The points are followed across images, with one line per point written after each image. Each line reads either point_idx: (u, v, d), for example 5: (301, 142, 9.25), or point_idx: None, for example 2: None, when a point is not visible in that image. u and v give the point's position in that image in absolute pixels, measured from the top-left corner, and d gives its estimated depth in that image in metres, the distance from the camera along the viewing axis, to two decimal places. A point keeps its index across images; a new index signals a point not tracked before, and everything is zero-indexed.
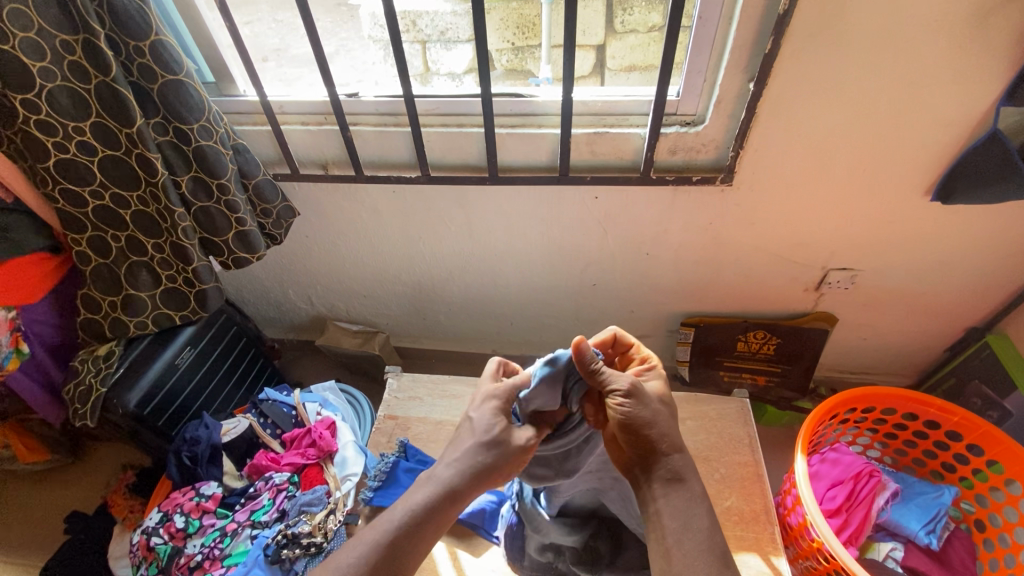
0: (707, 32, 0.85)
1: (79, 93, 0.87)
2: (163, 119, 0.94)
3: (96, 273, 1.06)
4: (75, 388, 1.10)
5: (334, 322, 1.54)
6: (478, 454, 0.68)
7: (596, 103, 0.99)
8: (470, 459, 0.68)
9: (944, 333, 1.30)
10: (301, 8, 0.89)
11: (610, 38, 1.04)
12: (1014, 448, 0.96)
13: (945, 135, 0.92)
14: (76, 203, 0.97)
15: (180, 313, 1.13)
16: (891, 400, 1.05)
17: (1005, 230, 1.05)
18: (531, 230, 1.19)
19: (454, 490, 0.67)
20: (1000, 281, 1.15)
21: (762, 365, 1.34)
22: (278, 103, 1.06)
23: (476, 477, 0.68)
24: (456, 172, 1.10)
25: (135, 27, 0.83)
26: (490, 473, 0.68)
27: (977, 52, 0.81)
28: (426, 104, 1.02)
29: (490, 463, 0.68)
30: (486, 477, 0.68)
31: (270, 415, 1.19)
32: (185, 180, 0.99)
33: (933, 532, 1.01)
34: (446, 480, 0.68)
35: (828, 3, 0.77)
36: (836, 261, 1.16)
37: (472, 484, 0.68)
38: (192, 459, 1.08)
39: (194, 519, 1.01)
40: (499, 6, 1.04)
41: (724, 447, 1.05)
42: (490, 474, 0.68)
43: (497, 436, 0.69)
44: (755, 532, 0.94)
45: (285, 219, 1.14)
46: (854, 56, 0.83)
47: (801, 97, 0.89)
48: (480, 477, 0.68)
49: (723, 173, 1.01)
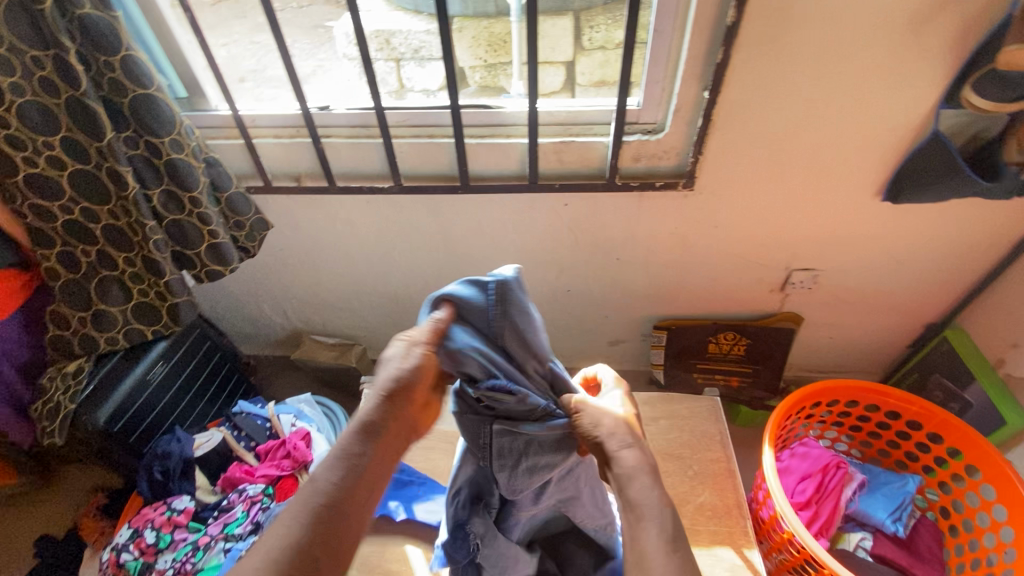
0: (663, 44, 0.90)
1: (48, 107, 0.88)
2: (134, 133, 0.95)
3: (65, 289, 1.05)
4: (43, 405, 1.08)
5: (310, 336, 1.54)
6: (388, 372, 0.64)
7: (560, 114, 1.03)
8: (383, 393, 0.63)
9: (905, 329, 1.35)
10: (272, 25, 0.91)
11: (579, 54, 1.08)
12: (970, 434, 1.00)
13: (890, 138, 0.97)
14: (46, 218, 0.97)
15: (152, 328, 1.13)
16: (853, 392, 1.09)
17: (953, 227, 1.11)
18: (504, 238, 1.22)
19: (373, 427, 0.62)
20: (952, 277, 1.21)
21: (733, 365, 1.38)
22: (249, 117, 1.08)
23: (391, 406, 0.63)
24: (428, 181, 1.13)
25: (106, 43, 0.84)
26: (406, 385, 0.63)
27: (912, 59, 0.86)
28: (397, 116, 1.05)
29: (402, 385, 0.63)
30: (406, 400, 0.64)
31: (243, 427, 1.18)
32: (157, 193, 1.00)
33: (899, 519, 1.05)
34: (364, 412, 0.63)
35: (771, 16, 0.83)
36: (798, 261, 1.21)
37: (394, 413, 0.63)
38: (164, 474, 1.07)
39: (166, 534, 1.00)
40: (471, 25, 1.08)
41: (696, 445, 1.07)
42: (408, 399, 0.64)
43: (412, 362, 0.63)
44: (728, 526, 0.96)
45: (258, 231, 1.15)
46: (798, 64, 0.88)
47: (753, 104, 0.94)
48: (397, 402, 0.63)
49: (684, 178, 1.05)
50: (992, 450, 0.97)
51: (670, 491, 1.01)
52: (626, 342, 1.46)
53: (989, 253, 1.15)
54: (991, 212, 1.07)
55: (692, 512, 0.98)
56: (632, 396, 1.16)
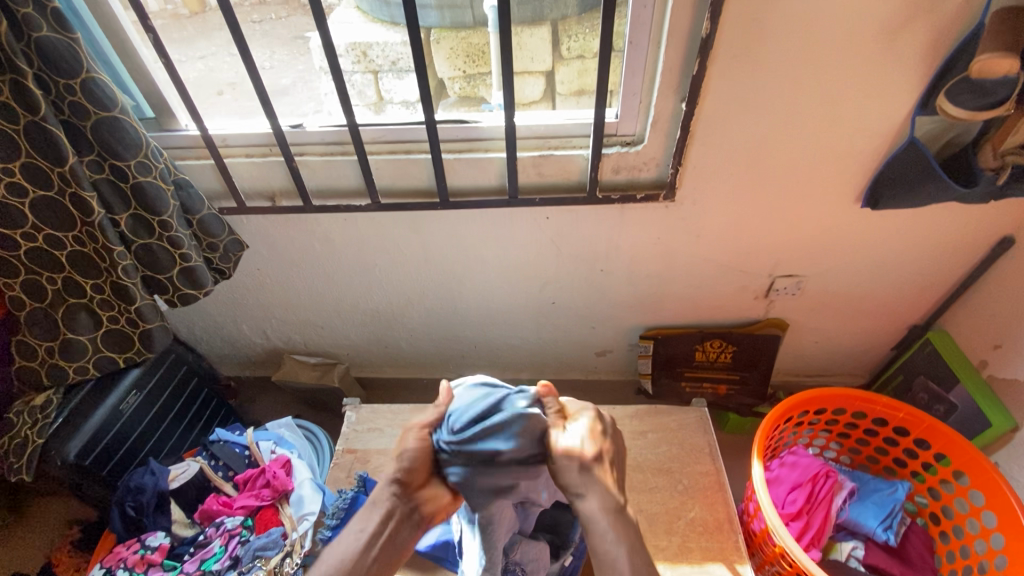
0: (639, 56, 0.89)
1: (7, 133, 0.85)
2: (98, 156, 0.91)
3: (31, 318, 1.01)
4: (8, 441, 1.03)
5: (291, 355, 1.51)
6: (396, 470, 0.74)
7: (540, 127, 1.01)
8: (388, 475, 0.75)
9: (889, 333, 1.35)
10: (238, 43, 0.89)
11: (557, 64, 1.07)
12: (958, 440, 1.00)
13: (868, 145, 0.97)
14: (8, 246, 0.93)
15: (124, 355, 1.09)
16: (840, 400, 1.09)
17: (932, 231, 1.11)
18: (486, 253, 1.20)
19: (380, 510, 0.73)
20: (933, 281, 1.22)
21: (721, 373, 1.37)
22: (220, 136, 1.05)
23: (397, 489, 0.74)
24: (406, 198, 1.11)
25: (65, 65, 0.81)
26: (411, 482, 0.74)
27: (887, 68, 0.87)
28: (372, 132, 1.03)
29: (404, 473, 0.74)
30: (406, 480, 0.74)
31: (221, 457, 1.14)
32: (124, 218, 0.97)
33: (890, 527, 1.04)
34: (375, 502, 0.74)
35: (746, 28, 0.82)
36: (781, 268, 1.21)
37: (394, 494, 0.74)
38: (137, 510, 1.03)
39: (139, 573, 0.97)
40: (448, 37, 1.07)
41: (685, 458, 1.06)
42: (409, 481, 0.74)
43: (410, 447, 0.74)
44: (719, 541, 0.94)
45: (232, 252, 1.12)
46: (773, 76, 0.88)
47: (732, 115, 0.93)
48: (401, 496, 0.73)
49: (665, 190, 1.04)
50: (979, 455, 0.97)
51: (661, 508, 0.99)
52: (613, 352, 1.45)
53: (968, 256, 1.16)
54: (969, 216, 1.08)
55: (682, 527, 0.97)
56: (620, 409, 1.15)
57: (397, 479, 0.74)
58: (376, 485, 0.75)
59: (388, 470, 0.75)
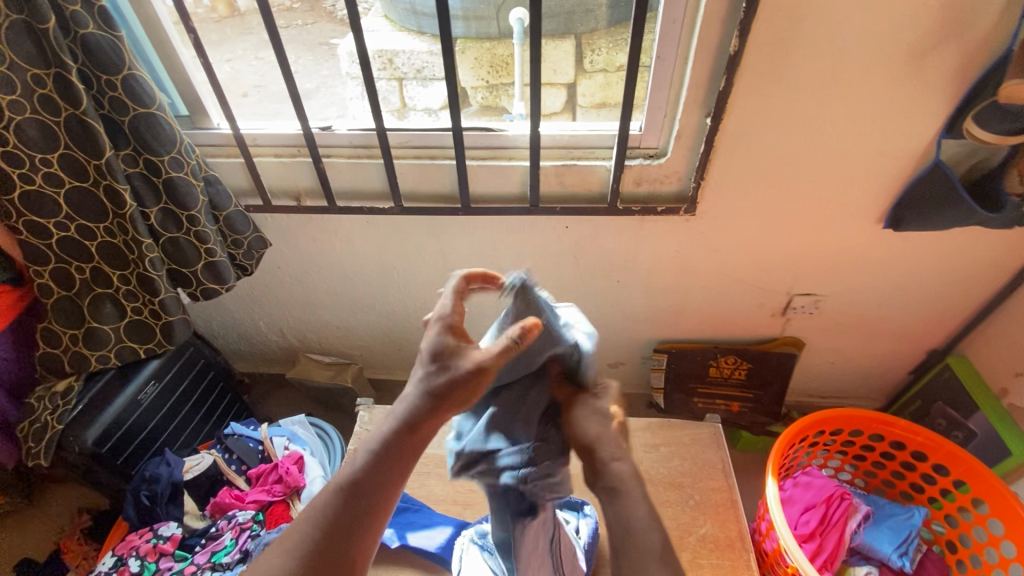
0: (666, 70, 0.90)
1: (48, 125, 0.87)
2: (134, 150, 0.94)
3: (58, 307, 1.02)
4: (28, 425, 1.06)
5: (305, 354, 1.52)
6: (428, 379, 0.60)
7: (563, 137, 1.02)
8: (416, 392, 0.60)
9: (907, 356, 1.34)
10: (274, 43, 0.91)
11: (580, 76, 1.08)
12: (977, 466, 0.99)
13: (893, 166, 0.97)
14: (40, 235, 0.95)
15: (144, 346, 1.10)
16: (857, 421, 1.08)
17: (954, 256, 1.11)
18: (504, 259, 1.21)
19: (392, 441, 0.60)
20: (954, 305, 1.20)
21: (735, 390, 1.36)
22: (251, 135, 1.08)
23: (422, 411, 0.60)
24: (428, 202, 1.12)
25: (109, 62, 0.84)
26: (443, 398, 0.59)
27: (915, 89, 0.87)
28: (399, 137, 1.05)
29: (433, 394, 0.59)
30: (436, 405, 0.59)
31: (235, 450, 1.15)
32: (154, 212, 0.99)
33: (905, 554, 1.02)
34: (398, 415, 0.61)
35: (774, 47, 0.83)
36: (799, 287, 1.20)
37: (416, 412, 0.60)
38: (150, 499, 1.05)
39: (150, 562, 0.98)
40: (474, 47, 1.08)
41: (698, 474, 1.05)
42: (439, 404, 0.59)
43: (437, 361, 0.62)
44: (730, 559, 0.94)
45: (256, 249, 1.14)
46: (799, 94, 0.88)
47: (756, 132, 0.94)
48: (429, 409, 0.60)
49: (686, 204, 1.05)
50: (998, 483, 0.96)
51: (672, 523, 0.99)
52: (626, 364, 1.44)
53: (991, 281, 1.15)
54: (991, 241, 1.07)
55: (694, 543, 0.96)
56: (632, 421, 1.14)
57: (432, 386, 0.60)
58: (401, 402, 0.61)
59: (413, 389, 0.61)
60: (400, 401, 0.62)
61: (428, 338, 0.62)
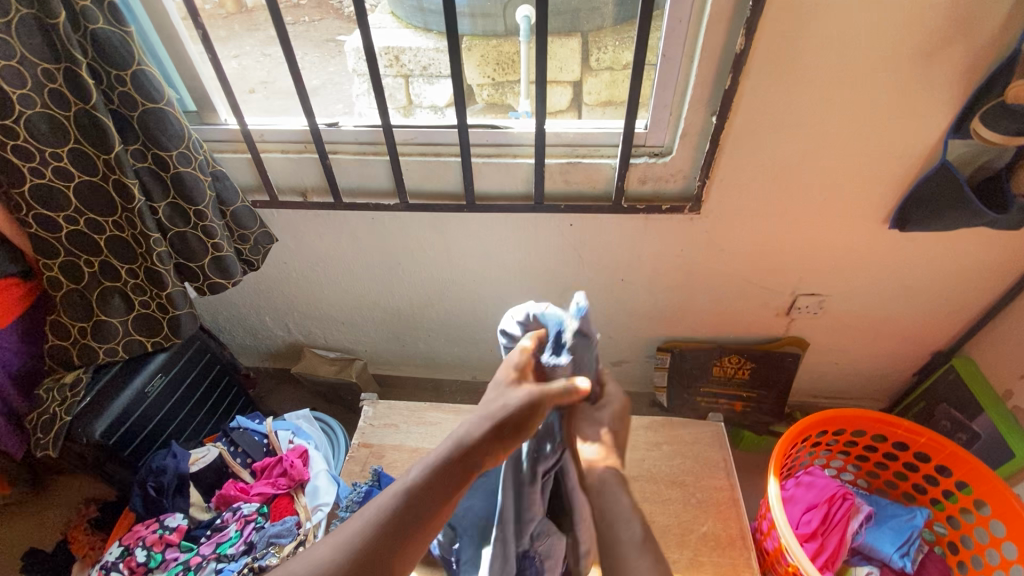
0: (672, 68, 0.90)
1: (58, 120, 0.88)
2: (143, 145, 0.95)
3: (67, 299, 1.04)
4: (36, 416, 1.06)
5: (310, 350, 1.54)
6: (498, 406, 0.63)
7: (569, 135, 1.02)
8: (486, 418, 0.63)
9: (911, 357, 1.33)
10: (282, 40, 0.92)
11: (586, 74, 1.09)
12: (980, 467, 0.99)
13: (900, 167, 0.97)
14: (50, 229, 0.96)
15: (151, 340, 1.11)
16: (860, 422, 1.08)
17: (961, 258, 1.10)
18: (508, 256, 1.21)
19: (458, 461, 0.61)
20: (959, 307, 1.20)
21: (739, 390, 1.36)
22: (258, 131, 1.09)
23: (489, 441, 0.62)
24: (434, 199, 1.13)
25: (119, 57, 0.85)
26: (508, 429, 0.62)
27: (923, 89, 0.87)
28: (405, 134, 1.06)
29: (510, 419, 0.62)
30: (500, 435, 0.62)
31: (240, 443, 1.17)
32: (162, 206, 1.00)
33: (907, 554, 1.02)
34: (459, 439, 0.62)
35: (780, 46, 0.83)
36: (804, 286, 1.20)
37: (482, 438, 0.62)
38: (157, 490, 1.06)
39: (157, 553, 0.99)
40: (480, 44, 1.08)
41: (700, 472, 1.06)
42: (501, 436, 0.62)
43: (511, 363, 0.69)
44: (732, 557, 0.94)
45: (262, 245, 1.15)
46: (805, 93, 0.88)
47: (762, 130, 0.94)
48: (495, 436, 0.62)
49: (690, 203, 1.05)
50: (1001, 484, 0.95)
51: (673, 520, 0.99)
52: (630, 362, 1.44)
53: (996, 283, 1.15)
54: (998, 243, 1.07)
55: (695, 541, 0.96)
56: (634, 419, 1.15)
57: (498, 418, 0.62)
58: (466, 426, 0.63)
59: (486, 419, 0.63)
60: (461, 427, 0.64)
61: (502, 370, 0.68)
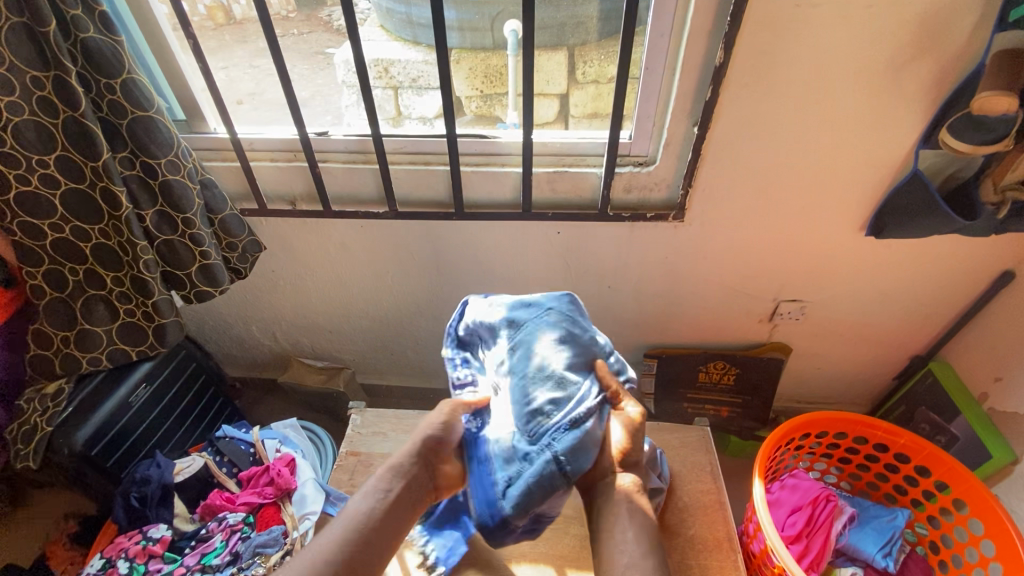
0: (654, 81, 0.93)
1: (46, 127, 0.88)
2: (131, 153, 0.95)
3: (51, 308, 1.03)
4: (18, 427, 1.05)
5: (298, 359, 1.53)
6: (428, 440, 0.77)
7: (556, 144, 1.05)
8: (420, 448, 0.77)
9: (891, 362, 1.37)
10: (274, 50, 0.94)
11: (572, 87, 1.11)
12: (957, 467, 1.01)
13: (875, 175, 1.01)
14: (35, 236, 0.95)
15: (137, 349, 1.10)
16: (842, 424, 1.10)
17: (935, 264, 1.14)
18: (497, 264, 1.23)
19: (386, 502, 0.70)
20: (934, 312, 1.24)
21: (724, 396, 1.38)
22: (248, 140, 1.10)
23: (426, 462, 0.77)
24: (423, 208, 1.14)
25: (109, 66, 0.85)
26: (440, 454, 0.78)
27: (894, 101, 0.90)
28: (394, 143, 1.07)
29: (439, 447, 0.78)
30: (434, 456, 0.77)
31: (226, 453, 1.16)
32: (150, 214, 0.99)
33: (889, 555, 1.04)
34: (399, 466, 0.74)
35: (757, 59, 0.86)
36: (785, 292, 1.23)
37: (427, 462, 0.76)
38: (141, 501, 1.05)
39: (140, 564, 0.98)
40: (468, 57, 1.11)
41: (687, 476, 1.07)
42: (437, 459, 0.78)
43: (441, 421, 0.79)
44: (718, 560, 0.95)
45: (250, 253, 1.15)
46: (783, 105, 0.92)
47: (742, 140, 0.97)
48: (430, 461, 0.76)
49: (674, 211, 1.07)
50: (979, 484, 0.98)
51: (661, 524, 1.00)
52: None
53: (970, 288, 1.18)
54: (969, 250, 1.11)
55: (682, 545, 0.97)
56: None
57: (430, 449, 0.77)
58: (406, 456, 0.76)
59: (416, 449, 0.76)
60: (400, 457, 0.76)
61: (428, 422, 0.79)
